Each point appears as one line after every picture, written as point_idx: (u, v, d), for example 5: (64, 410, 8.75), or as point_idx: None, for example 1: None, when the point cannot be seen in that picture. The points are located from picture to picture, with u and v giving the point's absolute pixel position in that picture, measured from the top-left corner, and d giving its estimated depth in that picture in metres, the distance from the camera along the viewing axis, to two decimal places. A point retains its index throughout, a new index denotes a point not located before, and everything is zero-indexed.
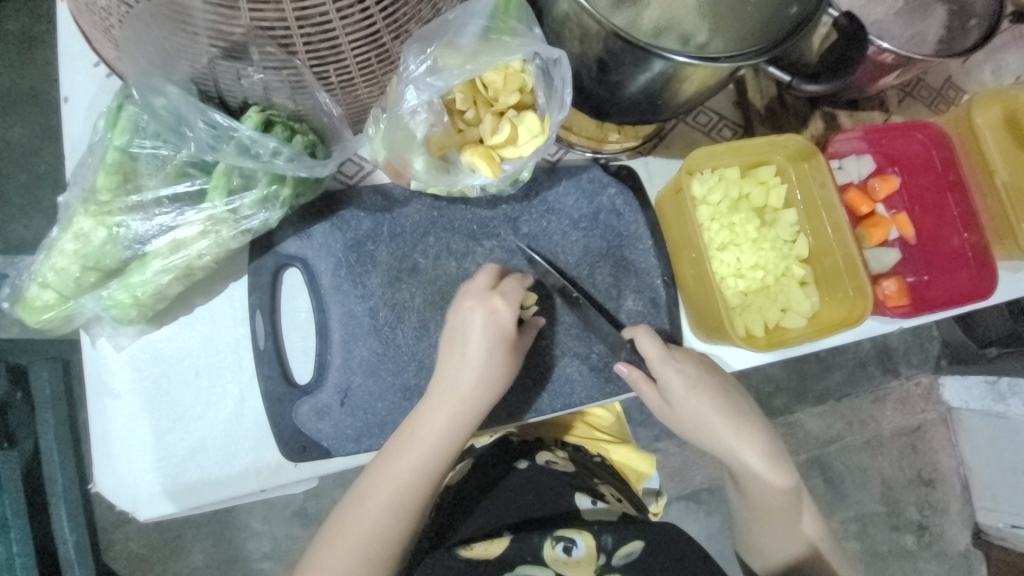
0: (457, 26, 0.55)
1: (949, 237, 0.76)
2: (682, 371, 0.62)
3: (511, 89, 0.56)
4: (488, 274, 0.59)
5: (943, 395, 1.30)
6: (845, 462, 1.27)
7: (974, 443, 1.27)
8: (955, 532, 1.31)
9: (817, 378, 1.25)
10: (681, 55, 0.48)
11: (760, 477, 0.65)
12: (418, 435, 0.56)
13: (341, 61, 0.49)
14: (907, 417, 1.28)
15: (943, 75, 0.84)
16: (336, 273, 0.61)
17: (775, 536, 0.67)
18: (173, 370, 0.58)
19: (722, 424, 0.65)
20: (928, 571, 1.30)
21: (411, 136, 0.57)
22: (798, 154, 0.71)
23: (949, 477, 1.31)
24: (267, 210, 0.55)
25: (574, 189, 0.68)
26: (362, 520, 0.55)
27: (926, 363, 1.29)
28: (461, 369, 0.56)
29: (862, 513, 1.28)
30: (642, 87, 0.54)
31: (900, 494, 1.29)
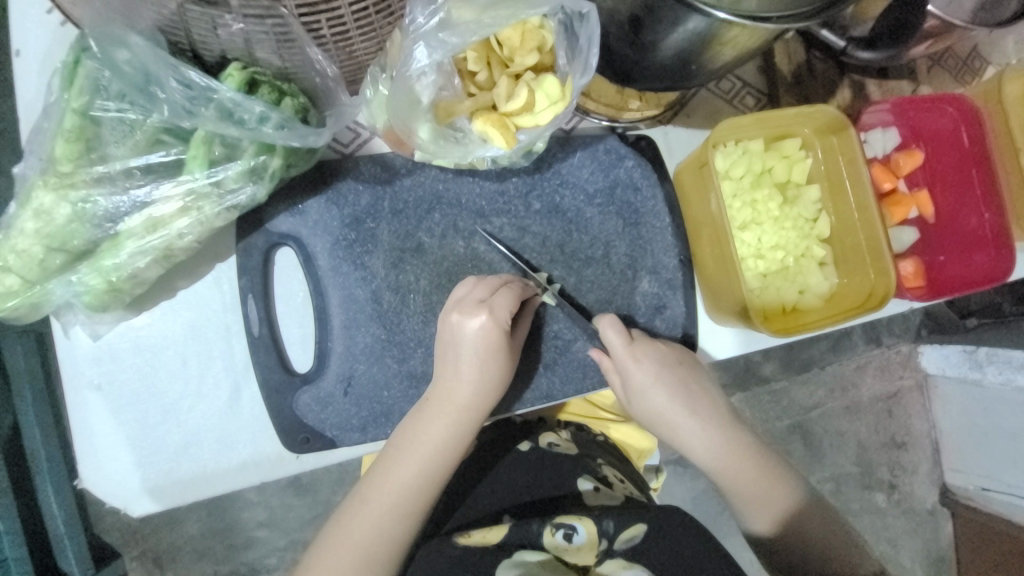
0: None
1: (968, 217, 0.73)
2: (643, 364, 0.60)
3: (529, 48, 0.49)
4: (487, 287, 0.55)
5: (921, 362, 1.32)
6: (827, 428, 1.30)
7: (947, 409, 1.32)
8: (923, 491, 1.37)
9: (809, 348, 1.27)
10: (722, 11, 0.42)
11: (706, 451, 0.63)
12: (430, 430, 0.53)
13: (338, 12, 0.42)
14: (886, 384, 1.31)
15: (970, 44, 0.81)
16: (334, 253, 0.56)
17: (754, 508, 0.63)
18: (158, 360, 0.54)
19: (678, 405, 0.62)
20: (895, 527, 1.37)
21: (416, 100, 0.50)
22: (827, 127, 0.67)
23: (921, 441, 1.36)
24: (255, 185, 0.49)
25: (589, 161, 0.64)
26: (368, 520, 0.52)
27: (907, 333, 1.32)
28: (476, 361, 0.54)
29: (838, 474, 1.33)
30: (679, 49, 0.48)
31: (875, 457, 1.34)
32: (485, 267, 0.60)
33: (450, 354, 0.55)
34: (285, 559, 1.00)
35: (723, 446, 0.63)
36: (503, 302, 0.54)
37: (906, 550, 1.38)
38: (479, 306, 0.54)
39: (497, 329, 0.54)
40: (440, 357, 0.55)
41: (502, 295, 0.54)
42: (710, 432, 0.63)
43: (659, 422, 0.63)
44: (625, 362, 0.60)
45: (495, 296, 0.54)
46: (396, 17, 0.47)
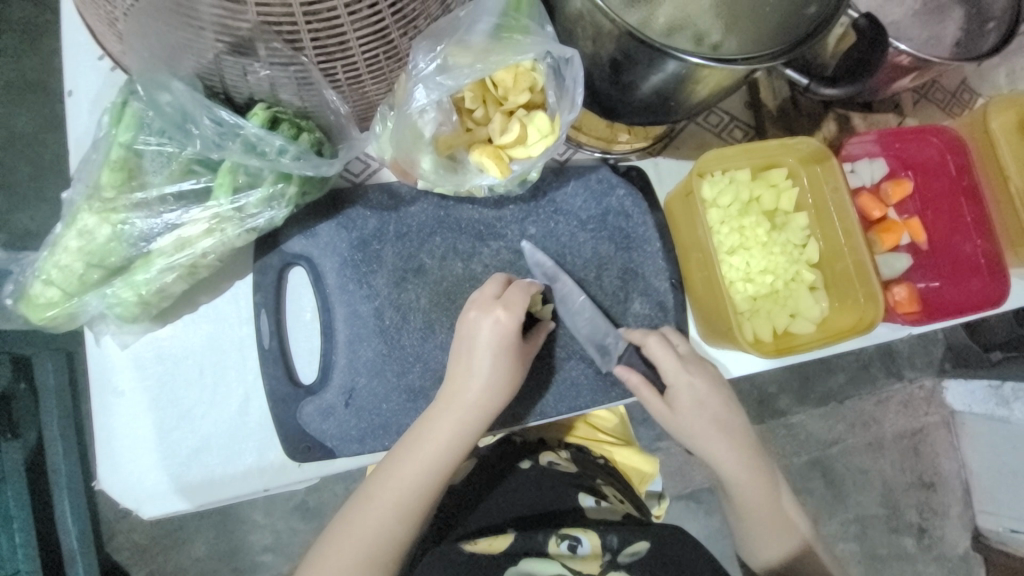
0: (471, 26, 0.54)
1: (961, 243, 0.74)
2: (693, 380, 0.62)
3: (522, 88, 0.55)
4: (497, 285, 0.59)
5: (947, 398, 1.29)
6: (847, 465, 1.27)
7: (975, 447, 1.27)
8: (954, 535, 1.31)
9: (822, 380, 1.25)
10: (694, 56, 0.47)
11: (742, 478, 0.65)
12: (439, 429, 0.56)
13: (351, 59, 0.48)
14: (909, 419, 1.28)
15: (956, 79, 0.84)
16: (341, 272, 0.60)
17: (767, 541, 0.66)
18: (177, 369, 0.58)
19: (718, 436, 0.64)
20: (926, 574, 1.30)
21: (419, 134, 0.56)
22: (810, 158, 0.71)
23: (949, 480, 1.30)
24: (272, 209, 0.54)
25: (582, 190, 0.68)
26: (373, 518, 0.54)
27: (930, 366, 1.29)
28: (490, 358, 0.56)
29: (861, 515, 1.28)
30: (657, 87, 0.53)
31: (901, 496, 1.29)
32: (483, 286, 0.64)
33: (463, 356, 0.57)
34: None
35: (753, 483, 0.65)
36: (518, 302, 0.57)
37: None
38: (495, 303, 0.57)
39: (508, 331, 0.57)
40: (453, 358, 0.58)
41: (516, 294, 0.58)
42: (745, 464, 0.64)
43: (702, 441, 0.64)
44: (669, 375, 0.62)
45: (507, 292, 0.58)
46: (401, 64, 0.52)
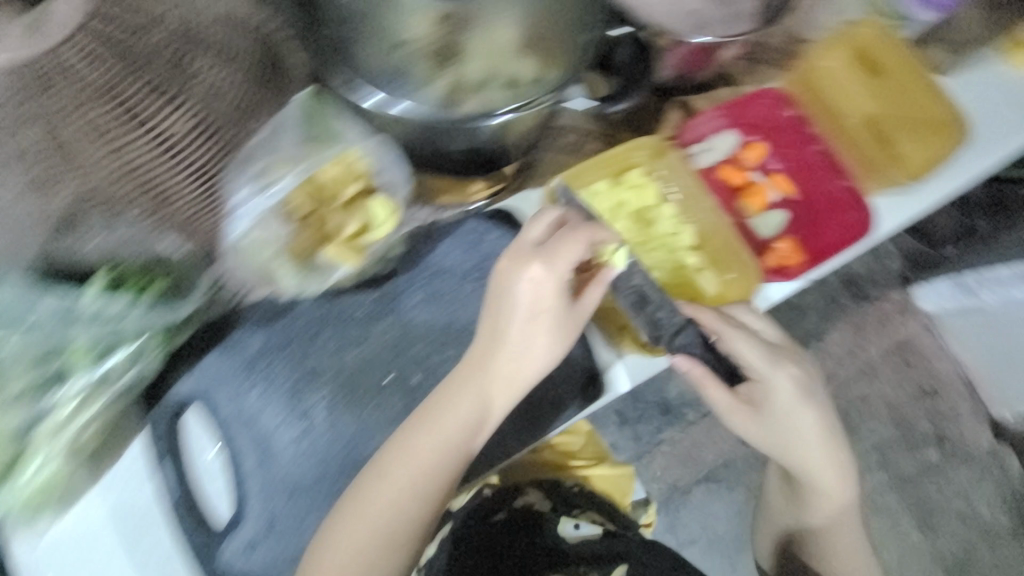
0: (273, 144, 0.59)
1: (825, 183, 0.79)
2: (778, 379, 0.69)
3: (352, 178, 0.59)
4: (545, 228, 0.59)
5: (920, 304, 1.32)
6: (847, 399, 1.32)
7: (963, 341, 1.29)
8: (971, 433, 1.32)
9: (793, 328, 1.32)
10: (492, 116, 0.62)
11: (806, 423, 0.72)
12: (412, 455, 0.56)
13: (185, 202, 0.56)
14: (891, 336, 1.33)
15: (781, 34, 0.89)
16: (231, 401, 0.61)
17: (831, 464, 0.76)
18: (86, 553, 0.57)
19: (788, 427, 0.72)
20: (960, 479, 1.31)
21: (266, 243, 0.57)
22: (656, 151, 0.76)
23: (950, 382, 1.32)
24: (140, 364, 0.58)
25: (456, 245, 0.70)
26: (366, 527, 0.55)
27: (893, 279, 1.35)
28: (524, 324, 0.57)
29: (877, 441, 1.32)
30: (456, 136, 0.65)
31: (908, 412, 1.32)
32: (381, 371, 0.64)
33: (501, 322, 0.57)
34: None
35: (807, 424, 0.72)
36: (564, 258, 0.56)
37: (982, 503, 1.30)
38: (536, 254, 0.57)
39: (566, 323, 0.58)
40: (491, 367, 0.57)
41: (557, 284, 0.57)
42: (807, 410, 0.72)
43: (767, 407, 0.70)
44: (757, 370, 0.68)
45: (548, 240, 0.58)
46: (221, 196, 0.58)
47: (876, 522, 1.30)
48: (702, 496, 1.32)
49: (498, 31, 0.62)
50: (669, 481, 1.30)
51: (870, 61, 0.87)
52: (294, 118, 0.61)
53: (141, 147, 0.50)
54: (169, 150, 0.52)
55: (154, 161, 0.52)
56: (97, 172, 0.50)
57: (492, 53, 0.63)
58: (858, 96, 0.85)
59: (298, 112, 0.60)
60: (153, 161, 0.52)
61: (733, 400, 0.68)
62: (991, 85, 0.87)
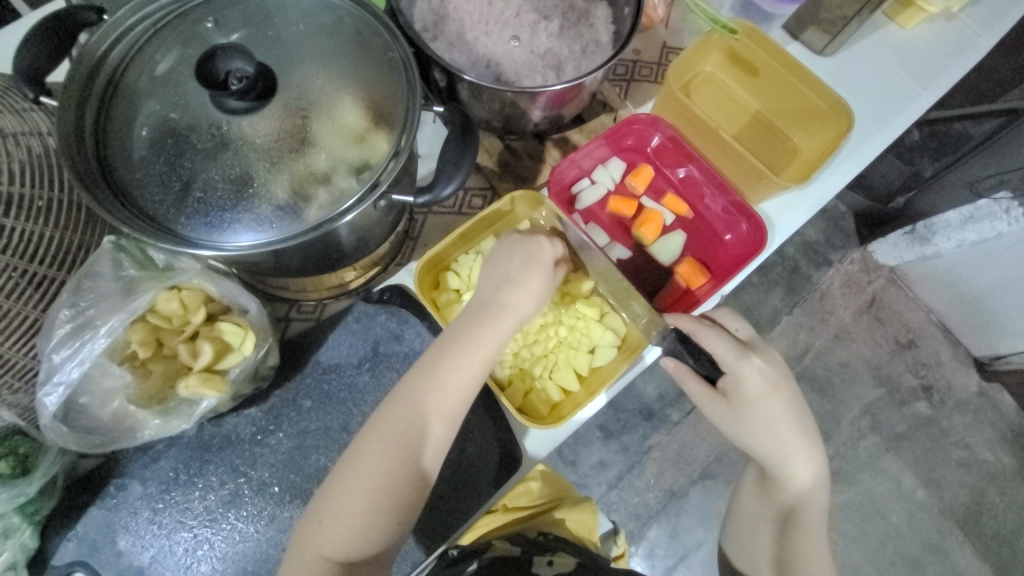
0: (72, 300, 0.50)
1: (714, 199, 0.76)
2: (763, 368, 0.62)
3: (190, 310, 0.54)
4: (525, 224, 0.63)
5: (880, 259, 1.33)
6: (826, 366, 1.30)
7: (927, 289, 1.29)
8: (960, 376, 1.32)
9: (760, 307, 1.31)
10: (339, 216, 0.52)
11: (785, 419, 0.64)
12: (385, 444, 0.52)
13: (19, 361, 0.51)
14: (857, 296, 1.33)
15: (655, 47, 0.88)
16: (120, 557, 0.58)
17: (811, 472, 0.66)
18: None
19: (782, 434, 0.64)
20: (955, 425, 1.30)
21: (111, 395, 0.54)
22: (533, 200, 0.71)
23: (925, 329, 1.34)
24: (13, 541, 0.55)
25: (346, 335, 0.68)
26: (358, 481, 0.52)
27: (850, 240, 1.35)
28: (536, 278, 0.58)
29: (864, 406, 1.29)
30: (297, 247, 0.54)
31: (890, 369, 1.31)
32: (276, 489, 0.61)
33: (502, 275, 0.58)
34: None
35: (785, 421, 0.64)
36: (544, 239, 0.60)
37: (981, 445, 1.29)
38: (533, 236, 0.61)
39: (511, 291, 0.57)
40: (450, 346, 0.55)
41: (509, 260, 0.59)
42: (783, 406, 0.64)
43: (736, 398, 0.63)
44: (731, 365, 0.62)
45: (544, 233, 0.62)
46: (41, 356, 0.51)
47: (877, 485, 1.27)
48: (698, 496, 1.27)
49: (327, 121, 0.54)
50: (663, 487, 1.26)
51: (745, 63, 0.86)
52: (103, 264, 0.52)
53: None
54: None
55: None
56: None
57: (319, 142, 0.54)
58: (745, 97, 0.87)
59: (105, 248, 0.52)
60: None
61: (717, 399, 0.64)
62: (886, 48, 0.89)
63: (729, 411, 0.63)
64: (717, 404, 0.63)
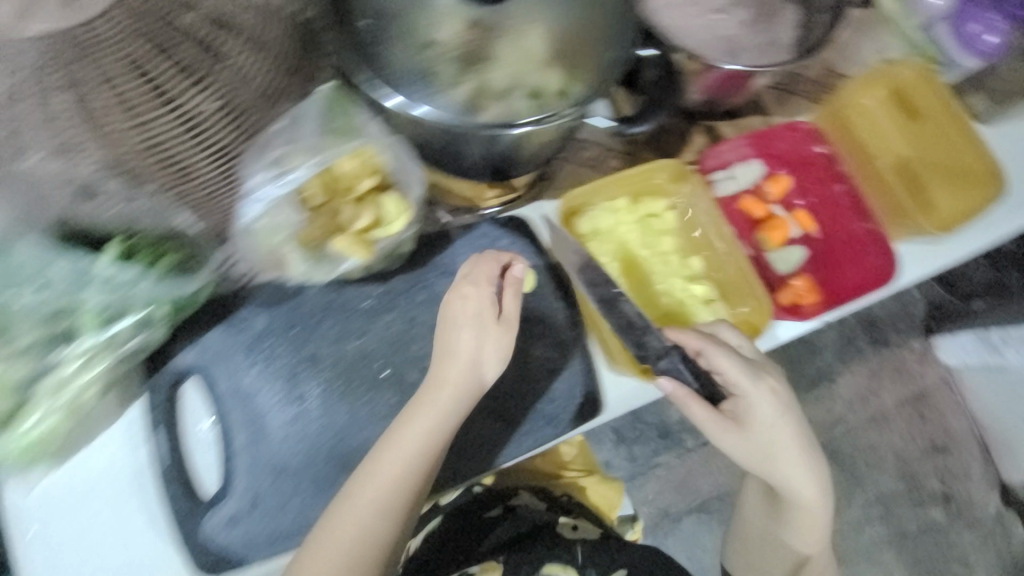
0: (285, 132, 0.56)
1: (849, 224, 0.77)
2: (775, 392, 0.63)
3: (366, 175, 0.58)
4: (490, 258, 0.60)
5: (941, 355, 1.28)
6: (854, 446, 1.27)
7: (979, 401, 1.25)
8: (982, 496, 1.29)
9: (804, 367, 1.26)
10: (517, 125, 0.56)
11: (795, 452, 0.64)
12: (389, 476, 0.54)
13: (204, 178, 0.54)
14: (905, 386, 1.28)
15: (820, 66, 0.87)
16: (233, 376, 0.62)
17: (812, 504, 0.68)
18: (85, 501, 0.58)
19: (802, 455, 0.65)
20: (962, 541, 1.28)
21: (274, 232, 0.58)
22: (677, 175, 0.74)
23: (963, 440, 1.30)
24: (145, 332, 0.55)
25: (467, 248, 0.70)
26: (370, 497, 0.54)
27: (913, 328, 1.30)
28: (472, 334, 0.57)
29: (880, 494, 1.27)
30: (482, 144, 0.59)
31: (917, 466, 1.28)
32: (380, 365, 0.65)
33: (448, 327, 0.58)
34: None
35: (786, 452, 0.64)
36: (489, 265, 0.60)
37: (980, 566, 1.28)
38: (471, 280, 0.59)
39: (455, 334, 0.57)
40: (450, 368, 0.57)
41: (461, 302, 0.58)
42: (784, 435, 0.63)
43: (749, 419, 0.62)
44: (745, 388, 0.62)
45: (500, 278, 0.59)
46: (237, 176, 0.56)
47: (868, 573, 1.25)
48: (690, 525, 1.27)
49: (546, 41, 0.57)
50: (658, 507, 1.26)
51: (907, 103, 0.80)
52: (309, 111, 0.58)
53: (153, 112, 0.47)
54: (192, 127, 0.49)
55: (182, 140, 0.50)
56: (117, 146, 0.47)
57: (520, 62, 0.57)
58: (895, 139, 0.79)
59: (318, 95, 0.57)
60: (180, 140, 0.49)
61: (719, 420, 0.61)
62: None
63: (742, 434, 0.62)
64: (725, 426, 0.61)
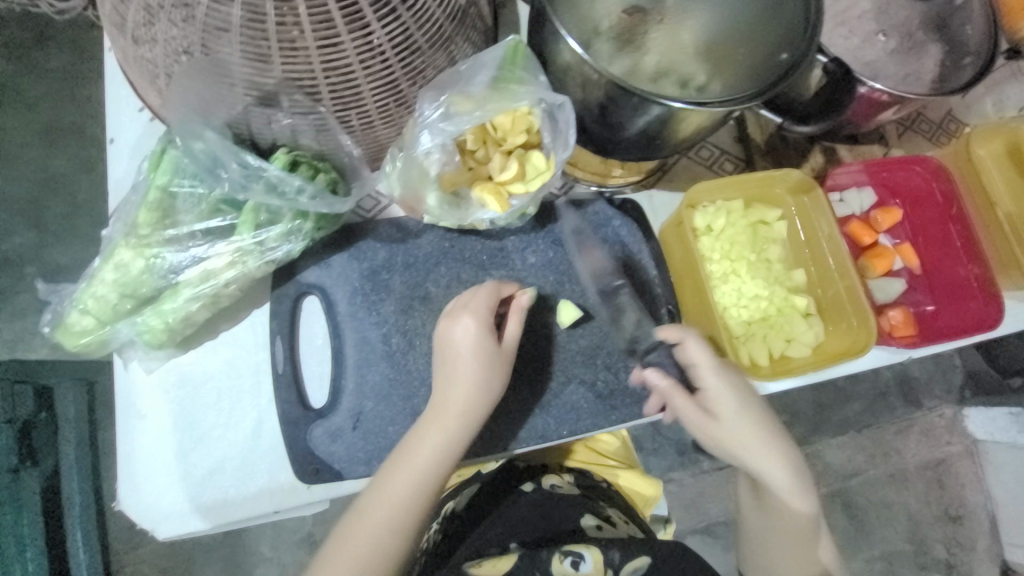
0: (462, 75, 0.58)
1: (955, 267, 0.77)
2: (732, 384, 0.63)
3: (519, 130, 0.59)
4: (483, 293, 0.61)
5: (968, 427, 1.28)
6: (869, 498, 1.25)
7: (1000, 477, 1.26)
8: (985, 572, 1.28)
9: (831, 411, 1.25)
10: (679, 100, 0.51)
11: (763, 444, 0.64)
12: (374, 527, 0.55)
13: (366, 107, 0.54)
14: (930, 449, 1.27)
15: (942, 109, 0.87)
16: (352, 300, 0.64)
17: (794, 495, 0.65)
18: (197, 392, 0.61)
19: (764, 447, 0.64)
20: None
21: (425, 173, 0.60)
22: (798, 188, 0.73)
23: (976, 513, 1.28)
24: (290, 242, 0.59)
25: (580, 222, 0.71)
26: (364, 540, 0.55)
27: (949, 394, 1.28)
28: (473, 368, 0.58)
29: (888, 551, 1.25)
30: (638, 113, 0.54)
31: (927, 531, 1.27)
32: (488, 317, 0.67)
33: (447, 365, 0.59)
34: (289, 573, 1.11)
35: (755, 432, 0.64)
36: (481, 304, 0.60)
37: None
38: (471, 312, 0.60)
39: (445, 380, 0.58)
40: (425, 419, 0.57)
41: (456, 347, 0.59)
42: (748, 420, 0.63)
43: (715, 403, 0.63)
44: (706, 374, 0.63)
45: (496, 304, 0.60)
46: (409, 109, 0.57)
47: None
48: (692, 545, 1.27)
49: (707, 28, 0.59)
50: None
51: None
52: (490, 59, 0.58)
53: (339, 36, 0.47)
54: (369, 54, 0.49)
55: (356, 57, 0.49)
56: (301, 55, 0.47)
57: (674, 50, 0.60)
58: (1005, 194, 0.77)
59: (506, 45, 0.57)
60: (355, 57, 0.49)
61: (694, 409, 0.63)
62: None
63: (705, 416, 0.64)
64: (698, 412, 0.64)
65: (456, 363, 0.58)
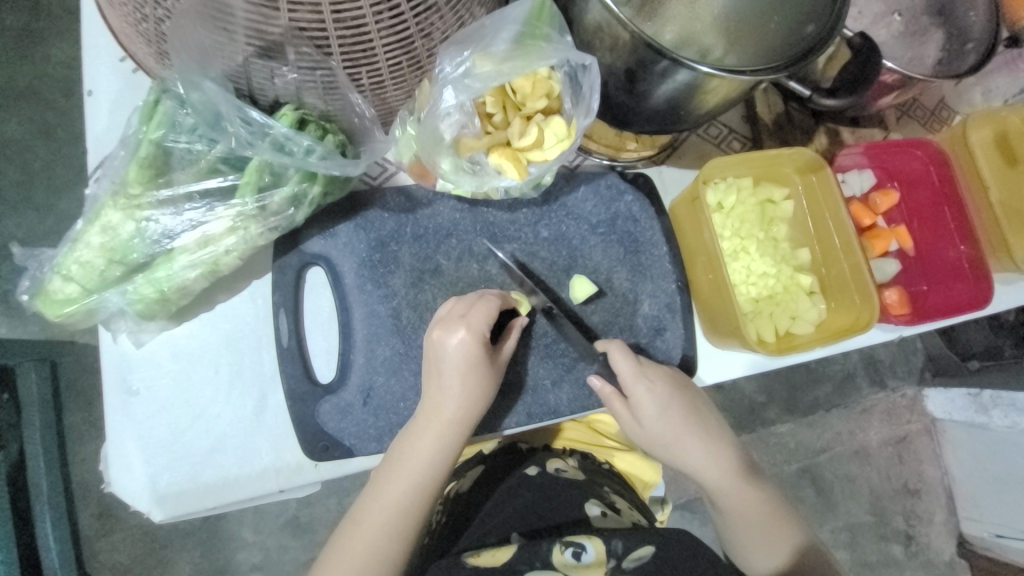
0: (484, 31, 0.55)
1: (946, 249, 0.80)
2: (653, 390, 0.63)
3: (540, 94, 0.57)
4: (466, 302, 0.59)
5: (927, 406, 1.34)
6: (835, 473, 1.31)
7: (958, 454, 1.32)
8: (940, 541, 1.36)
9: (804, 392, 1.29)
10: (705, 65, 0.49)
11: (686, 441, 0.65)
12: (374, 526, 0.55)
13: (377, 64, 0.50)
14: (892, 427, 1.33)
15: (937, 96, 0.88)
16: (360, 272, 0.62)
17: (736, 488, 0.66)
18: (194, 366, 0.58)
19: (690, 445, 0.65)
20: None
21: (440, 137, 0.57)
22: (807, 166, 0.73)
23: (934, 487, 1.36)
24: (296, 208, 0.55)
25: (592, 195, 0.70)
26: (363, 539, 0.55)
27: (911, 375, 1.34)
28: (458, 376, 0.57)
29: (850, 523, 1.32)
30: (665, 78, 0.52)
31: (888, 504, 1.34)
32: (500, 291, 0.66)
33: (433, 374, 0.58)
34: (271, 557, 1.08)
35: (687, 432, 0.65)
36: (480, 314, 0.58)
37: None
38: (460, 321, 0.58)
39: (434, 388, 0.57)
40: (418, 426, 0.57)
41: (443, 361, 0.57)
42: (681, 421, 0.64)
43: (647, 415, 0.64)
44: (629, 383, 0.63)
45: (472, 310, 0.58)
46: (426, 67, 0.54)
47: None
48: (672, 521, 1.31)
49: None
50: None
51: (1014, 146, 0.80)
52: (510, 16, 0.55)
53: None
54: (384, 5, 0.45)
55: (369, 7, 0.44)
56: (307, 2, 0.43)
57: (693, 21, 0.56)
58: (993, 180, 0.79)
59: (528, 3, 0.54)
60: (368, 7, 0.44)
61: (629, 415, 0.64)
62: None
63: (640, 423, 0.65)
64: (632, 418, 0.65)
65: (446, 375, 0.57)
